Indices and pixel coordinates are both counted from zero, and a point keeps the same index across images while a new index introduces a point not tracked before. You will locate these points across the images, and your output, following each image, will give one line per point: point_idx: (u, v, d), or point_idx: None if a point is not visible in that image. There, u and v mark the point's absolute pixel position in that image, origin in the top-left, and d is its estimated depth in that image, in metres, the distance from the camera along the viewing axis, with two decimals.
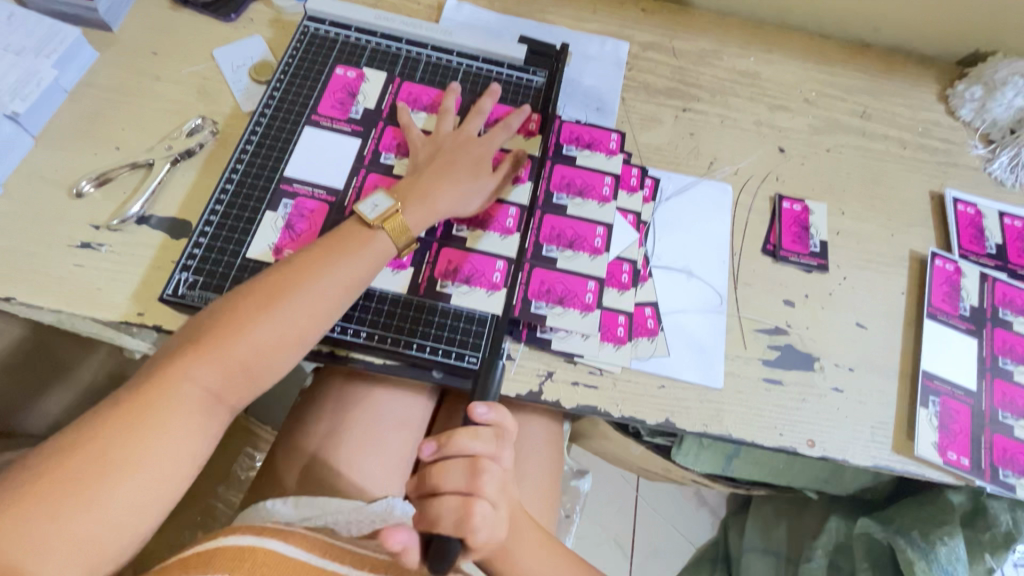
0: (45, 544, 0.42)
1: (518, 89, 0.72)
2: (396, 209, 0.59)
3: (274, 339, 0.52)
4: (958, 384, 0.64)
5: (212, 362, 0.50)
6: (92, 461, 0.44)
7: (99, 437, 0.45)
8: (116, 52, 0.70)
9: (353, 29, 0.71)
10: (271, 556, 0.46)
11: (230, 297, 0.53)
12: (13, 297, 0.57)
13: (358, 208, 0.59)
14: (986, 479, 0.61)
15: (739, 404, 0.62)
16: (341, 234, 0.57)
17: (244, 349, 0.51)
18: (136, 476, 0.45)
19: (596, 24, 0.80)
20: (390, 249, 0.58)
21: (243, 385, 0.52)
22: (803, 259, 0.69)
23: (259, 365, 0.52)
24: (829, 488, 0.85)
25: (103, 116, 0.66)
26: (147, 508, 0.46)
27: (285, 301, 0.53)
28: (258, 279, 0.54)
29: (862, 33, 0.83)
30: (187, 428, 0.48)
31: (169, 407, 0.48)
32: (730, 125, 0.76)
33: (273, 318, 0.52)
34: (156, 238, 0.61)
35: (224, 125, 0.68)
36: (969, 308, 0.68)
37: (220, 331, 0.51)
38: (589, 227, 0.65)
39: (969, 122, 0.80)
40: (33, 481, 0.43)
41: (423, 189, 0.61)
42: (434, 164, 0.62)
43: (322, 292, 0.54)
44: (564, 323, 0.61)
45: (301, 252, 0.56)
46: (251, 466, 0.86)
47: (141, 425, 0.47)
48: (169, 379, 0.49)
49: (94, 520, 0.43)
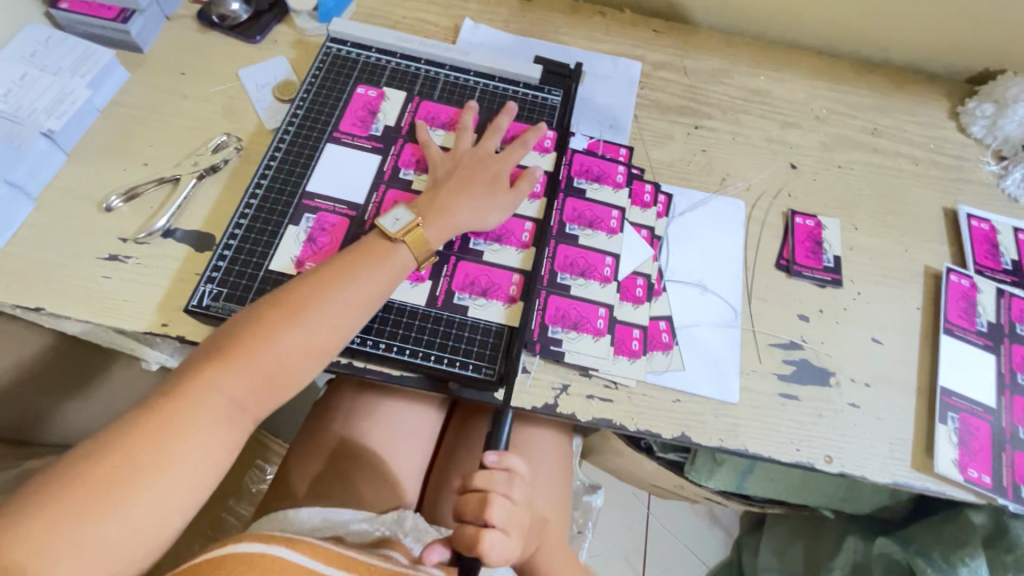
0: (73, 546, 0.43)
1: (534, 106, 0.73)
2: (417, 223, 0.60)
3: (297, 352, 0.53)
4: (976, 401, 0.64)
5: (237, 371, 0.51)
6: (120, 466, 0.45)
7: (128, 443, 0.46)
8: (146, 72, 0.73)
9: (374, 50, 0.74)
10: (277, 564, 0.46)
11: (255, 307, 0.54)
12: (43, 307, 0.58)
13: (379, 223, 0.60)
14: (1007, 497, 0.60)
15: (755, 419, 0.61)
16: (362, 247, 0.59)
17: (268, 360, 0.52)
18: (162, 481, 0.46)
19: (609, 44, 0.82)
20: (410, 262, 0.60)
21: (266, 394, 0.53)
22: (817, 274, 0.69)
23: (282, 374, 0.53)
24: (845, 507, 0.84)
25: (132, 133, 0.69)
26: (171, 513, 0.47)
27: (307, 312, 0.54)
28: (282, 290, 0.55)
29: (871, 52, 0.84)
30: (212, 435, 0.50)
31: (194, 416, 0.49)
32: (742, 141, 0.77)
33: (297, 328, 0.53)
34: (181, 251, 0.63)
35: (248, 142, 0.70)
36: (986, 324, 0.67)
37: (245, 343, 0.52)
38: (600, 256, 0.65)
39: (980, 139, 0.81)
40: (63, 484, 0.44)
41: (442, 203, 0.62)
42: (453, 179, 0.64)
43: (343, 303, 0.55)
44: (578, 349, 0.61)
45: (323, 265, 0.58)
46: (262, 479, 0.87)
47: (168, 431, 0.48)
48: (194, 388, 0.50)
49: (121, 526, 0.44)
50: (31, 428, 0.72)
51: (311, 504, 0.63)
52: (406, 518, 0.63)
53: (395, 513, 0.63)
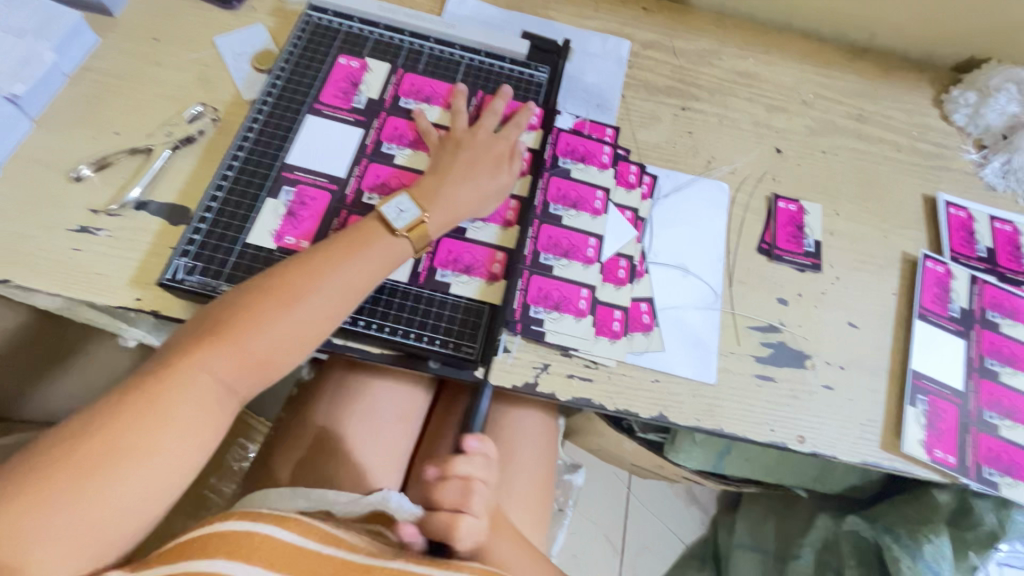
0: (57, 526, 0.42)
1: (520, 83, 0.72)
2: (422, 219, 0.59)
3: (289, 340, 0.52)
4: (946, 384, 0.66)
5: (229, 356, 0.50)
6: (102, 447, 0.44)
7: (110, 424, 0.45)
8: (117, 37, 0.70)
9: (356, 20, 0.72)
10: (266, 542, 0.47)
11: (243, 290, 0.53)
12: (11, 279, 0.57)
13: (382, 212, 0.58)
14: (971, 477, 0.62)
15: (731, 400, 0.62)
16: (358, 232, 0.57)
17: (259, 344, 0.51)
18: (145, 463, 0.45)
19: (598, 21, 0.81)
20: (408, 251, 0.59)
21: (255, 380, 0.52)
22: (797, 258, 0.70)
23: (272, 362, 0.52)
24: (817, 486, 0.86)
25: (103, 100, 0.66)
26: (158, 494, 0.46)
27: (299, 296, 0.53)
28: (271, 273, 0.54)
29: (860, 37, 0.84)
30: (199, 419, 0.48)
31: (177, 397, 0.48)
32: (728, 124, 0.77)
33: (291, 312, 0.52)
34: (154, 224, 0.61)
35: (225, 113, 0.68)
36: (958, 310, 0.69)
37: (239, 324, 0.51)
38: (583, 236, 0.66)
39: (962, 127, 0.82)
40: (43, 463, 0.43)
41: (440, 191, 0.61)
42: (453, 166, 0.63)
43: (338, 288, 0.54)
44: (559, 329, 0.62)
45: (318, 249, 0.56)
46: (243, 456, 0.86)
47: (152, 412, 0.46)
48: (182, 365, 0.49)
49: (101, 508, 0.44)
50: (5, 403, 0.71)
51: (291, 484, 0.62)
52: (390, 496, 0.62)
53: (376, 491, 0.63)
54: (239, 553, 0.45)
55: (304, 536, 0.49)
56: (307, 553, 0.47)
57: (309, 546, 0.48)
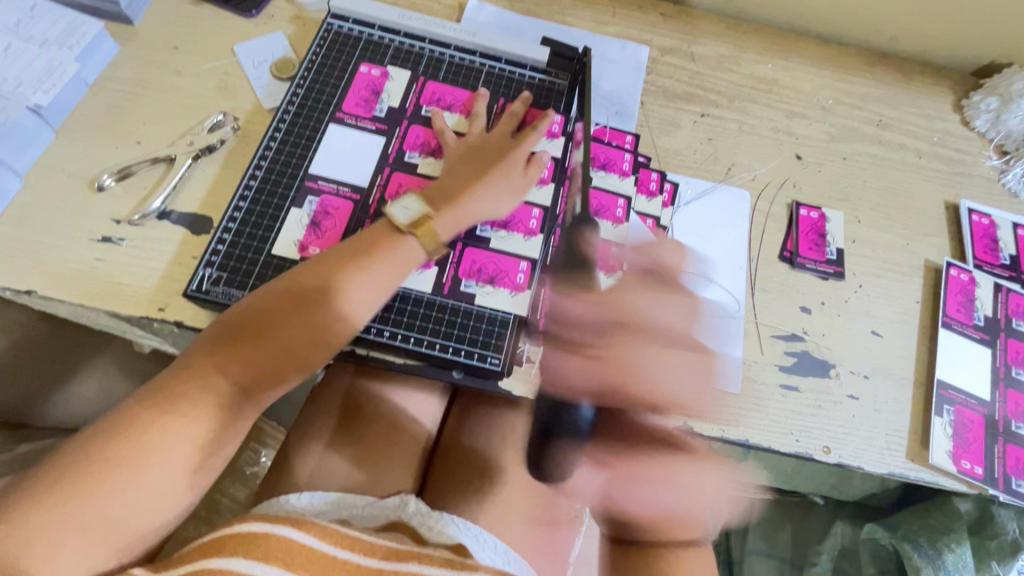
0: (75, 525, 0.42)
1: (540, 91, 0.71)
2: (427, 216, 0.59)
3: (303, 340, 0.52)
4: (972, 394, 0.65)
5: (243, 359, 0.50)
6: (121, 447, 0.44)
7: (129, 425, 0.45)
8: (137, 45, 0.70)
9: (377, 27, 0.71)
10: (280, 543, 0.46)
11: (259, 293, 0.53)
12: (34, 290, 0.57)
13: (388, 213, 0.58)
14: (998, 488, 0.61)
15: (756, 410, 0.62)
16: (372, 234, 0.57)
17: (273, 345, 0.51)
18: (162, 462, 0.45)
19: (616, 27, 0.81)
20: (420, 256, 0.58)
21: (270, 386, 0.52)
22: (820, 266, 0.70)
23: (289, 366, 0.52)
24: (834, 494, 0.87)
25: (124, 109, 0.66)
26: (174, 496, 0.46)
27: (313, 299, 0.53)
28: (287, 276, 0.54)
29: (879, 42, 0.83)
30: (217, 418, 0.48)
31: (192, 400, 0.48)
32: (748, 131, 0.77)
33: (305, 317, 0.52)
34: (177, 233, 0.61)
35: (246, 122, 0.68)
36: (983, 318, 0.68)
37: (255, 327, 0.51)
38: (606, 244, 0.65)
39: (983, 133, 0.81)
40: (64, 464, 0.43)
41: (449, 190, 0.61)
42: (466, 168, 0.63)
43: (352, 290, 0.54)
44: None
45: (332, 253, 0.56)
46: (256, 462, 0.87)
47: (173, 413, 0.47)
48: (199, 368, 0.49)
49: (119, 508, 0.43)
50: (24, 411, 0.71)
51: (312, 489, 0.63)
52: (409, 502, 0.62)
53: (397, 497, 0.63)
54: (254, 553, 0.45)
55: (320, 539, 0.48)
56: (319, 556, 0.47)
57: (323, 548, 0.47)
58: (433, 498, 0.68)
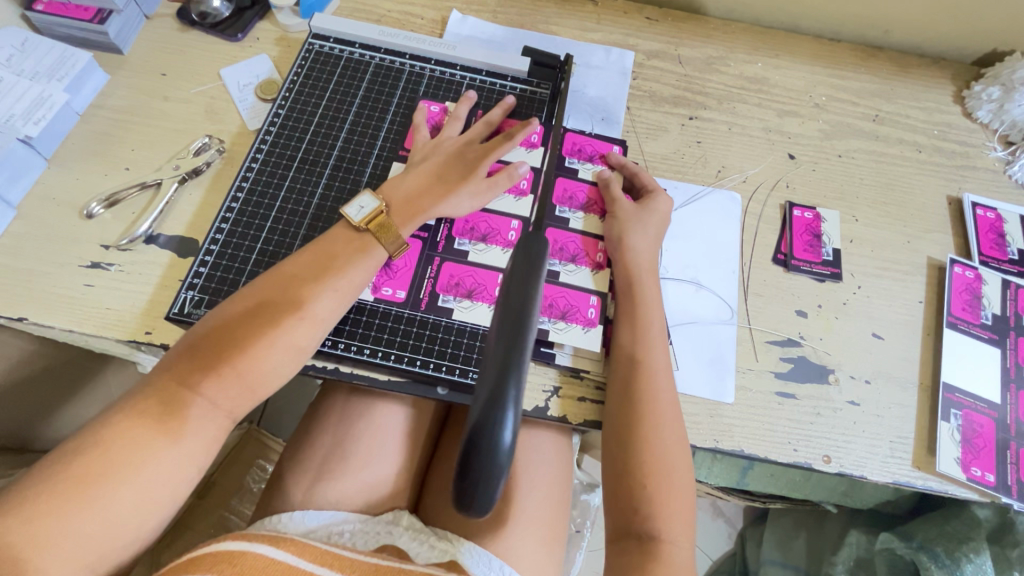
0: (50, 541, 0.42)
1: (522, 101, 0.71)
2: (381, 212, 0.59)
3: (264, 347, 0.51)
4: (981, 397, 0.62)
5: (210, 374, 0.49)
6: (96, 461, 0.44)
7: (105, 440, 0.46)
8: (127, 73, 0.71)
9: (358, 45, 0.72)
10: (259, 560, 0.47)
11: (226, 305, 0.53)
12: (26, 317, 0.58)
13: (344, 212, 0.59)
14: (1012, 496, 0.58)
15: (751, 419, 0.60)
16: (330, 241, 0.57)
17: (235, 353, 0.50)
18: (138, 478, 0.45)
19: (601, 33, 0.80)
20: (383, 256, 0.58)
21: (241, 396, 0.51)
22: (815, 268, 0.67)
23: (257, 376, 0.51)
24: (847, 501, 0.82)
25: (113, 137, 0.67)
26: (151, 510, 0.46)
27: (278, 313, 0.52)
28: (253, 290, 0.54)
29: (873, 35, 0.81)
30: (193, 435, 0.48)
31: (152, 414, 0.47)
32: (738, 132, 0.75)
33: (270, 330, 0.52)
34: (164, 257, 0.62)
35: (231, 144, 0.68)
36: (991, 317, 0.66)
37: (217, 341, 0.51)
38: (591, 240, 0.65)
39: (986, 124, 0.78)
40: (40, 479, 0.43)
41: (413, 189, 0.61)
42: (429, 167, 0.62)
43: (318, 303, 0.54)
44: (566, 339, 0.60)
45: (292, 262, 0.56)
46: (263, 477, 0.88)
47: (151, 427, 0.47)
48: (163, 384, 0.49)
49: (97, 524, 0.44)
50: (24, 435, 0.72)
51: (304, 508, 0.62)
52: (403, 517, 0.63)
53: (391, 513, 0.64)
54: (231, 568, 0.45)
55: (298, 555, 0.49)
56: (298, 569, 0.48)
57: (302, 564, 0.48)
58: (428, 513, 0.67)
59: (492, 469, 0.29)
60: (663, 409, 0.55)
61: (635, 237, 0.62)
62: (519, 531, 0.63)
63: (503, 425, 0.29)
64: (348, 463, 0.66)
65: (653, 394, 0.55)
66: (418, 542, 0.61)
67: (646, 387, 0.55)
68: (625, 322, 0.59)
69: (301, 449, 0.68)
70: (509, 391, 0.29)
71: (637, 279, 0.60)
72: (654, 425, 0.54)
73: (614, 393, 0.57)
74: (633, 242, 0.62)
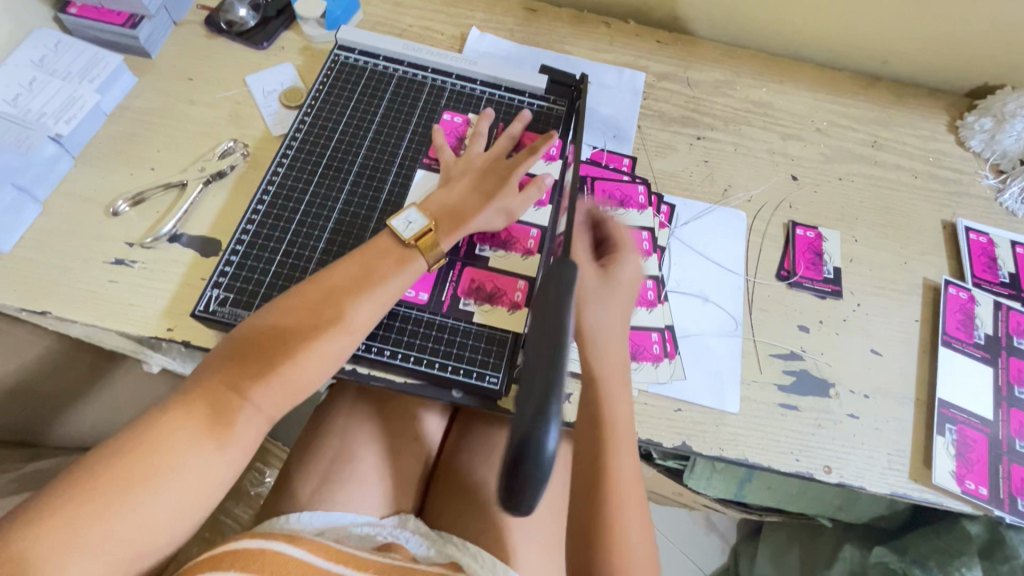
0: (91, 543, 0.42)
1: (539, 117, 0.73)
2: (430, 229, 0.60)
3: (307, 354, 0.53)
4: (974, 413, 0.65)
5: (260, 379, 0.51)
6: (136, 464, 0.45)
7: (145, 441, 0.46)
8: (154, 77, 0.73)
9: (381, 58, 0.74)
10: (277, 556, 0.47)
11: (271, 309, 0.55)
12: (49, 311, 0.59)
13: (392, 225, 0.60)
14: (1005, 509, 0.60)
15: (756, 430, 0.62)
16: (373, 253, 0.59)
17: (280, 358, 0.52)
18: (175, 482, 0.46)
19: (613, 54, 0.83)
20: (422, 266, 0.60)
21: (283, 400, 0.53)
22: (817, 285, 0.70)
23: (298, 381, 0.53)
24: (842, 515, 0.84)
25: (140, 137, 0.69)
26: (186, 515, 0.46)
27: (321, 323, 0.54)
28: (294, 295, 0.55)
29: (872, 65, 0.85)
30: (234, 442, 0.49)
31: (194, 417, 0.48)
32: (744, 153, 0.78)
33: (312, 338, 0.53)
34: (187, 256, 0.63)
35: (255, 148, 0.70)
36: (983, 337, 0.68)
37: (264, 347, 0.52)
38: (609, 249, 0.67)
39: (979, 152, 0.82)
40: (79, 483, 0.44)
41: (453, 211, 0.63)
42: (463, 183, 0.65)
43: (357, 313, 0.55)
44: None
45: (334, 272, 0.57)
46: (260, 482, 0.89)
47: (185, 430, 0.47)
48: (209, 387, 0.50)
49: (134, 528, 0.44)
50: (33, 431, 0.72)
51: (312, 508, 0.63)
52: (409, 521, 0.64)
53: (397, 517, 0.65)
54: (251, 565, 0.46)
55: (314, 553, 0.49)
56: (314, 566, 0.48)
57: (320, 562, 0.49)
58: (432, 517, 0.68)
59: (537, 473, 0.32)
60: (620, 430, 0.56)
61: (625, 258, 0.62)
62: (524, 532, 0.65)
63: (546, 434, 0.32)
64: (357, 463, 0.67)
65: (621, 417, 0.56)
66: (426, 546, 0.62)
67: (611, 401, 0.56)
68: (594, 360, 0.58)
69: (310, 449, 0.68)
70: (551, 409, 0.32)
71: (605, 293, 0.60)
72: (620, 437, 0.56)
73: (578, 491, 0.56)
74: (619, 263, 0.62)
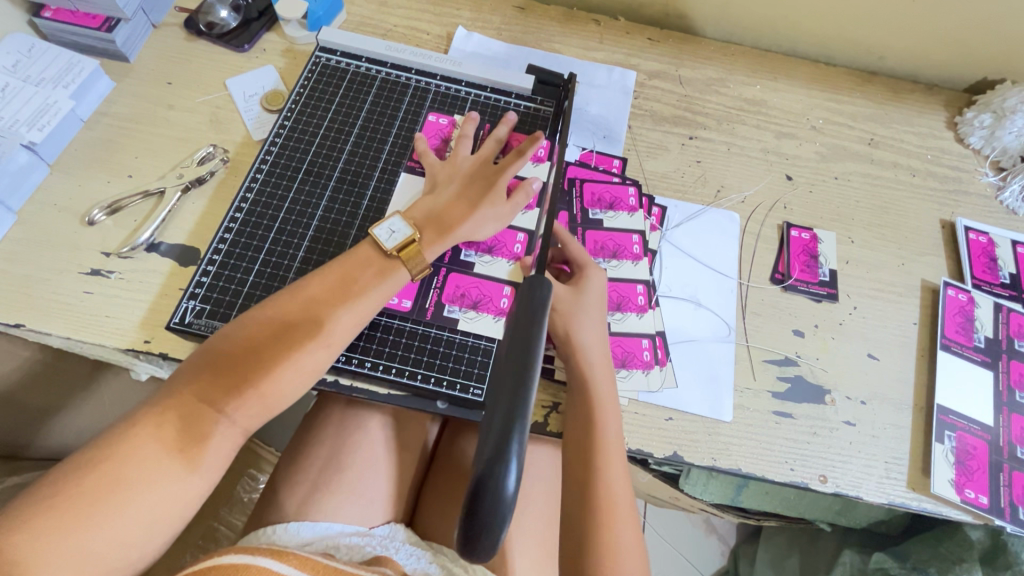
0: (57, 558, 0.41)
1: (526, 118, 0.71)
2: (414, 238, 0.59)
3: (284, 367, 0.51)
4: (974, 419, 0.63)
5: (234, 394, 0.49)
6: (106, 478, 0.44)
7: (116, 453, 0.45)
8: (132, 81, 0.72)
9: (364, 59, 0.73)
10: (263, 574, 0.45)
11: (246, 320, 0.53)
12: (23, 323, 0.57)
13: (375, 235, 0.59)
14: (1005, 518, 0.59)
15: (749, 438, 0.60)
16: (353, 263, 0.57)
17: (256, 371, 0.50)
18: (146, 496, 0.44)
19: (603, 52, 0.81)
20: (404, 276, 0.58)
21: (259, 413, 0.51)
22: (813, 288, 0.68)
23: (274, 395, 0.51)
24: (841, 520, 0.83)
25: (117, 144, 0.68)
26: (158, 530, 0.45)
27: (299, 335, 0.52)
28: (271, 307, 0.54)
29: (869, 61, 0.83)
30: (207, 455, 0.48)
31: (165, 430, 0.47)
32: (737, 152, 0.76)
33: (288, 350, 0.52)
34: (164, 265, 0.62)
35: (235, 154, 0.69)
36: (983, 340, 0.67)
37: (240, 359, 0.51)
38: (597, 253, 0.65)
39: (978, 149, 0.80)
40: (47, 496, 0.42)
41: (438, 216, 0.61)
42: (447, 188, 0.63)
43: (336, 324, 0.54)
44: None
45: (312, 282, 0.55)
46: (253, 487, 0.87)
47: (158, 443, 0.46)
48: (180, 401, 0.48)
49: (102, 543, 0.43)
50: (13, 444, 0.71)
51: (299, 519, 0.61)
52: (399, 533, 0.63)
53: (386, 528, 0.64)
54: None
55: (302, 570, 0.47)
56: None
57: None
58: (424, 529, 0.67)
59: (496, 515, 0.30)
60: (608, 444, 0.54)
61: (594, 273, 0.61)
62: (519, 546, 0.63)
63: (506, 475, 0.30)
64: (344, 474, 0.65)
65: (606, 434, 0.55)
66: (414, 558, 0.61)
67: (595, 414, 0.55)
68: (579, 368, 0.57)
69: (295, 461, 0.67)
70: (511, 446, 0.30)
71: (582, 305, 0.59)
72: (609, 452, 0.54)
73: (572, 516, 0.53)
74: (588, 277, 0.61)
